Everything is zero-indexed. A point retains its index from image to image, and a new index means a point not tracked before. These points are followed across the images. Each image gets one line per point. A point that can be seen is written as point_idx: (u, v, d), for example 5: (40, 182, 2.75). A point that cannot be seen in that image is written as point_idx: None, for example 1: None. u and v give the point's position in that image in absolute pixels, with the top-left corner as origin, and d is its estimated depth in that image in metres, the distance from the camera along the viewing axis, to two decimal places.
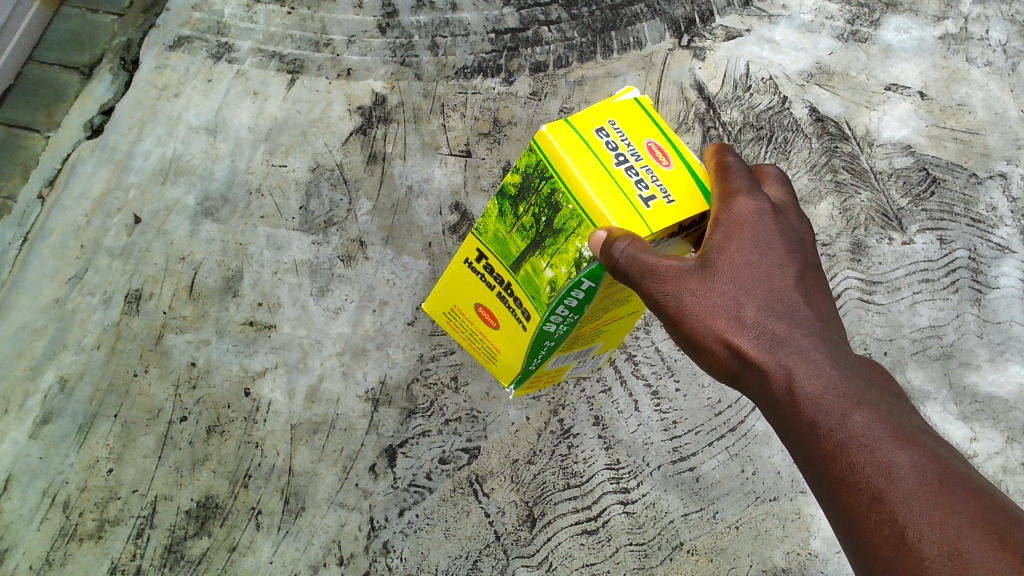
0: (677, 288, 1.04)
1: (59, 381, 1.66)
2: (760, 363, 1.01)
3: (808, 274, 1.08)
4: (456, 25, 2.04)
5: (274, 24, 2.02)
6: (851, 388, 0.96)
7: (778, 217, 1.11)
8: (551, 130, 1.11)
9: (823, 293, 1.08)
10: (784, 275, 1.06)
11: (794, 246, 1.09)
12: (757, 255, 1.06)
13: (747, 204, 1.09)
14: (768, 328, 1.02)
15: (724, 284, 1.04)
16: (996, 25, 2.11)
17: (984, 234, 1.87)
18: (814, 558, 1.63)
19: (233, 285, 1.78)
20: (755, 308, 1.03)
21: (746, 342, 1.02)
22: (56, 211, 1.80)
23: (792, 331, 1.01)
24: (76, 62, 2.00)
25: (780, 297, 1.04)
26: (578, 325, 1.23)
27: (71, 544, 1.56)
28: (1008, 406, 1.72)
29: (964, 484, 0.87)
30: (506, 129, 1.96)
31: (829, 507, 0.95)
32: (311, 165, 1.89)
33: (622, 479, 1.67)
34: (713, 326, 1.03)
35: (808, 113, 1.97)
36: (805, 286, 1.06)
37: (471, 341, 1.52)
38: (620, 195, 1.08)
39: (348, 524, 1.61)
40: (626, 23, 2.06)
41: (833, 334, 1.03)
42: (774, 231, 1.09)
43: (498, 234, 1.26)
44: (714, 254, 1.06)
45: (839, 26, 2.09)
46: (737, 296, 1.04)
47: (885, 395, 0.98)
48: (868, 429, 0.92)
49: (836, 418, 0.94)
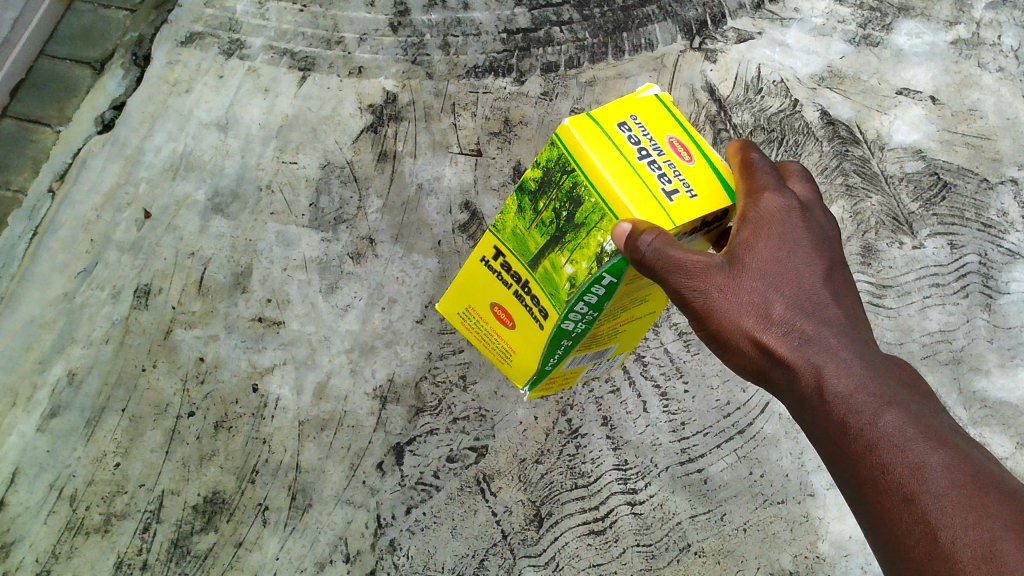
0: (705, 284, 1.04)
1: (67, 375, 1.66)
2: (789, 361, 1.00)
3: (835, 271, 1.08)
4: (468, 24, 2.04)
5: (286, 21, 2.02)
6: (880, 387, 0.97)
7: (804, 214, 1.10)
8: (574, 124, 1.11)
9: (849, 290, 1.08)
10: (812, 274, 1.05)
11: (820, 243, 1.09)
12: (785, 251, 1.06)
13: (774, 200, 1.08)
14: (797, 326, 1.01)
15: (753, 281, 1.04)
16: (1009, 30, 2.11)
17: (995, 240, 1.87)
18: (822, 561, 1.63)
19: (243, 281, 1.77)
20: (783, 306, 1.03)
21: (775, 340, 1.01)
22: (66, 205, 1.80)
23: (821, 329, 1.01)
24: (87, 57, 2.00)
25: (809, 295, 1.04)
26: (597, 322, 1.24)
27: (77, 537, 1.56)
28: (1018, 411, 1.71)
29: (998, 486, 0.88)
30: (517, 129, 1.96)
31: (858, 507, 0.95)
32: (321, 162, 1.89)
33: (630, 479, 1.67)
34: (741, 323, 1.03)
35: (819, 116, 1.97)
36: (833, 285, 1.06)
37: (486, 342, 1.51)
38: (643, 189, 1.08)
39: (355, 521, 1.61)
40: (638, 25, 2.06)
41: (861, 333, 1.03)
42: (801, 228, 1.08)
43: (516, 230, 1.26)
44: (741, 250, 1.05)
45: (851, 30, 2.08)
46: (766, 293, 1.03)
47: (914, 393, 0.98)
48: (900, 429, 0.93)
49: (866, 418, 0.95)
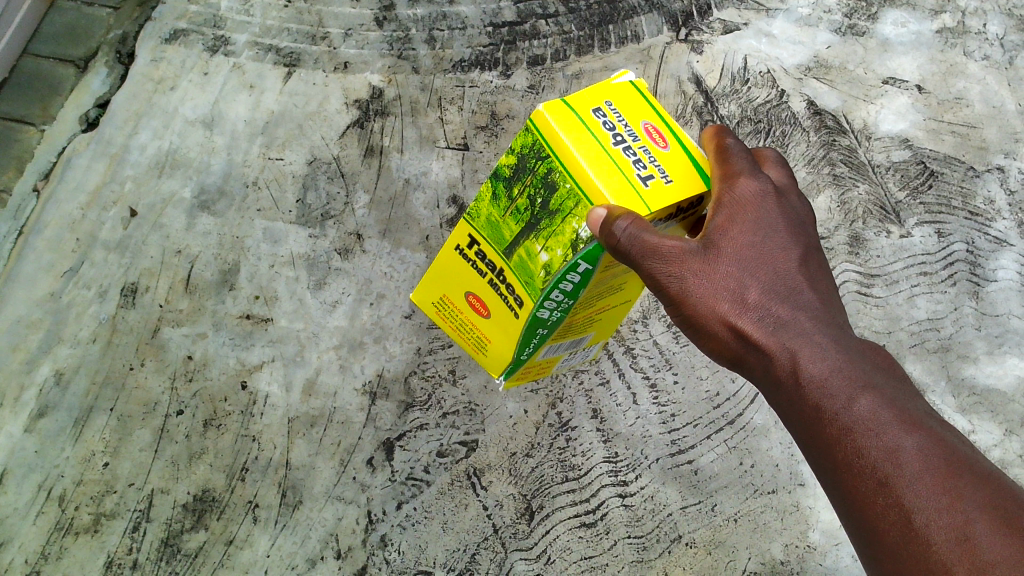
0: (680, 269, 1.03)
1: (55, 375, 1.65)
2: (764, 346, 1.01)
3: (809, 257, 1.09)
4: (454, 18, 2.04)
5: (271, 17, 2.02)
6: (856, 371, 0.97)
7: (779, 199, 1.11)
8: (548, 110, 1.11)
9: (824, 276, 1.09)
10: (787, 259, 1.06)
11: (795, 229, 1.09)
12: (760, 237, 1.06)
13: (749, 185, 1.09)
14: (772, 311, 1.02)
15: (728, 266, 1.04)
16: (994, 19, 2.11)
17: (982, 227, 1.87)
18: (813, 550, 1.63)
19: (230, 278, 1.77)
20: (758, 291, 1.03)
21: (750, 325, 1.02)
22: (51, 205, 1.79)
23: (796, 314, 1.02)
24: (71, 56, 1.98)
25: (784, 281, 1.04)
26: (573, 311, 1.23)
27: (67, 538, 1.55)
28: (1006, 398, 1.72)
29: (972, 469, 0.88)
30: (504, 123, 1.95)
31: (834, 491, 0.96)
32: (308, 159, 1.88)
33: (620, 472, 1.66)
34: (716, 308, 1.03)
35: (806, 106, 1.96)
36: (808, 271, 1.07)
37: (462, 330, 1.50)
38: (618, 174, 1.08)
39: (346, 518, 1.60)
40: (624, 17, 2.06)
41: (836, 318, 1.04)
42: (776, 213, 1.09)
43: (491, 218, 1.25)
44: (716, 235, 1.05)
45: (837, 20, 2.08)
46: (741, 278, 1.03)
47: (887, 377, 0.99)
48: (875, 413, 0.93)
49: (842, 402, 0.95)
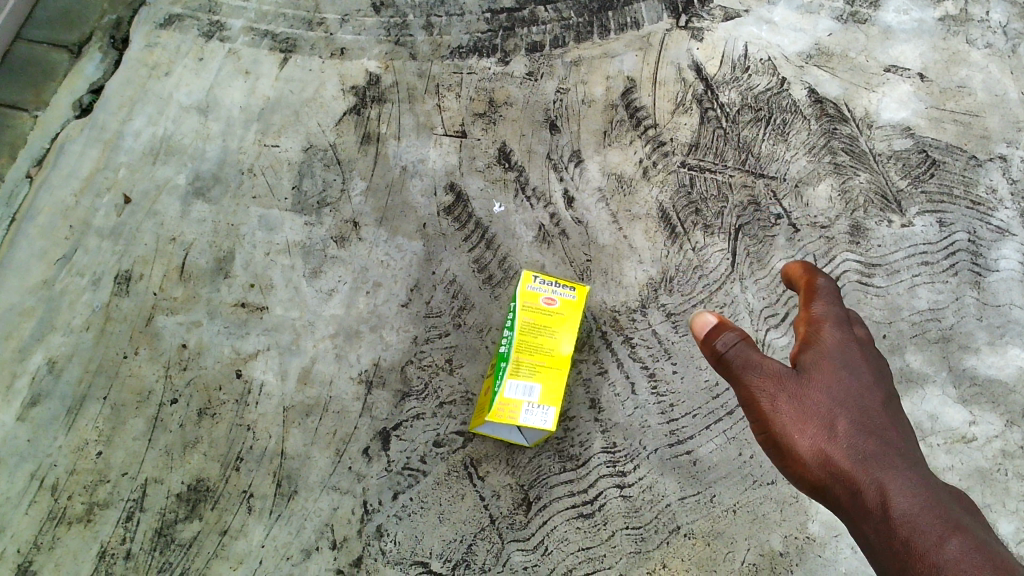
0: (774, 388, 1.04)
1: (48, 362, 1.66)
2: (852, 478, 0.95)
3: (893, 402, 1.05)
4: (451, 3, 1.97)
5: (266, 1, 1.97)
6: (947, 512, 0.89)
7: (864, 349, 1.07)
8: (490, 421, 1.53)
9: (905, 430, 1.02)
10: (873, 401, 1.02)
11: (885, 372, 1.07)
12: (847, 379, 1.03)
13: (836, 329, 1.07)
14: (862, 444, 0.97)
15: (821, 393, 1.02)
16: (997, 6, 2.00)
17: (984, 217, 1.82)
18: (812, 541, 1.60)
19: (225, 266, 1.76)
20: (848, 423, 1.00)
21: (840, 453, 0.97)
22: (45, 191, 1.78)
23: (886, 450, 0.97)
24: (63, 40, 1.95)
25: (875, 420, 1.00)
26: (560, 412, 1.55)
27: (60, 527, 1.58)
28: (1007, 389, 1.71)
29: None
30: (502, 110, 1.89)
31: None
32: (304, 145, 1.86)
33: (618, 462, 1.64)
34: (804, 434, 1.00)
35: (807, 95, 1.89)
36: (895, 417, 1.02)
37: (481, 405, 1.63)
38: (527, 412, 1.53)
39: (341, 508, 1.61)
40: (623, 2, 1.96)
41: (927, 471, 0.95)
42: (864, 361, 1.06)
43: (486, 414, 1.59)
44: (807, 364, 1.05)
45: (838, 6, 1.98)
46: (832, 407, 1.01)
47: (983, 530, 0.88)
48: (967, 554, 0.83)
49: (933, 540, 0.85)
